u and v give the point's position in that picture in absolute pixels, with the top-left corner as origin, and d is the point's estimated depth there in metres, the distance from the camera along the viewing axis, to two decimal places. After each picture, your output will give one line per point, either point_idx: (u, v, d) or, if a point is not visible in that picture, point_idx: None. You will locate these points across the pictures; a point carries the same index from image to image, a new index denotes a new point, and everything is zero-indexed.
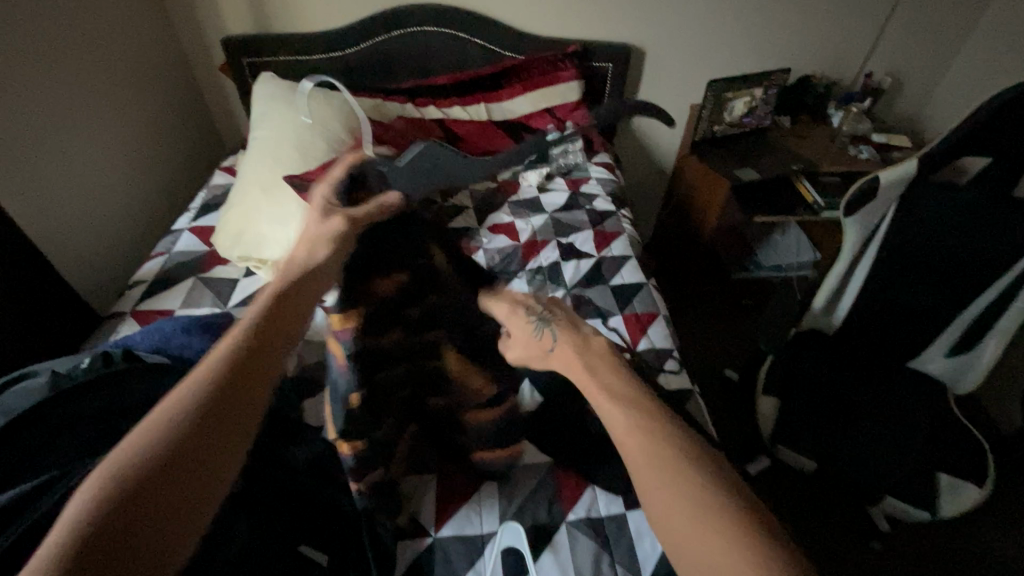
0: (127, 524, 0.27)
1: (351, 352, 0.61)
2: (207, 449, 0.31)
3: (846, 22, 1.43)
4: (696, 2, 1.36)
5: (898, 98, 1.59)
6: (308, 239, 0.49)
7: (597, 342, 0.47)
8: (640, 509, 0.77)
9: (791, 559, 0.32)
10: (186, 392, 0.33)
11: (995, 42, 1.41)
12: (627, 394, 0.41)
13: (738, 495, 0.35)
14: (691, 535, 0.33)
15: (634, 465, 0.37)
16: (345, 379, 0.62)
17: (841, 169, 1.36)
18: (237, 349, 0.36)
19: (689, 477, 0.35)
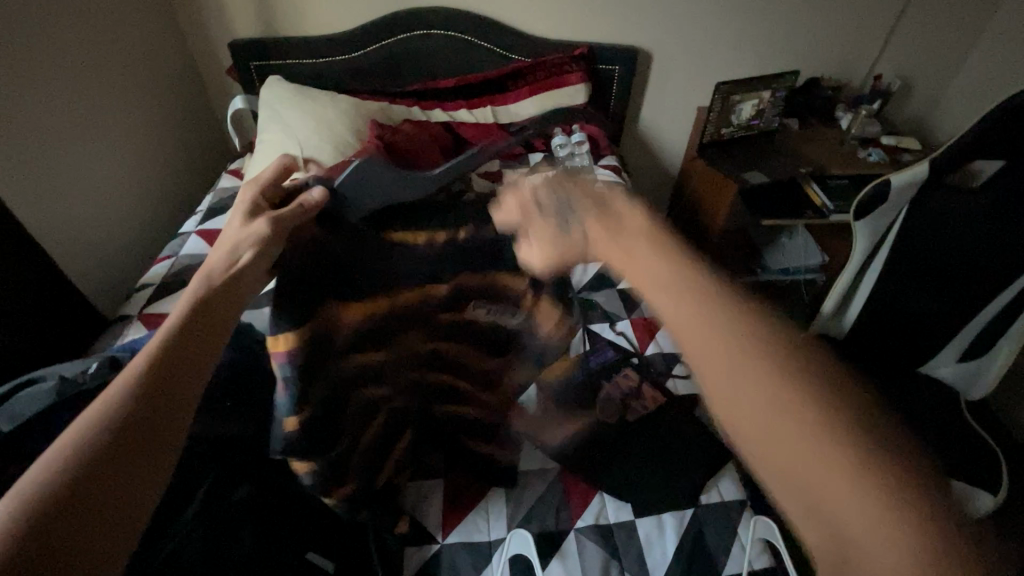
0: (68, 509, 0.29)
1: (290, 375, 0.53)
2: (138, 439, 0.34)
3: (855, 24, 1.42)
4: (703, 4, 1.36)
5: (908, 100, 1.58)
6: (229, 242, 0.48)
7: (638, 224, 0.37)
8: (649, 516, 0.76)
9: (919, 495, 0.25)
10: (113, 394, 0.35)
11: (1006, 44, 1.39)
12: (675, 275, 0.33)
13: (851, 407, 0.27)
14: (774, 436, 0.27)
15: (699, 362, 0.30)
16: (284, 403, 0.54)
17: (850, 172, 1.35)
18: (160, 351, 0.38)
19: (791, 383, 0.28)
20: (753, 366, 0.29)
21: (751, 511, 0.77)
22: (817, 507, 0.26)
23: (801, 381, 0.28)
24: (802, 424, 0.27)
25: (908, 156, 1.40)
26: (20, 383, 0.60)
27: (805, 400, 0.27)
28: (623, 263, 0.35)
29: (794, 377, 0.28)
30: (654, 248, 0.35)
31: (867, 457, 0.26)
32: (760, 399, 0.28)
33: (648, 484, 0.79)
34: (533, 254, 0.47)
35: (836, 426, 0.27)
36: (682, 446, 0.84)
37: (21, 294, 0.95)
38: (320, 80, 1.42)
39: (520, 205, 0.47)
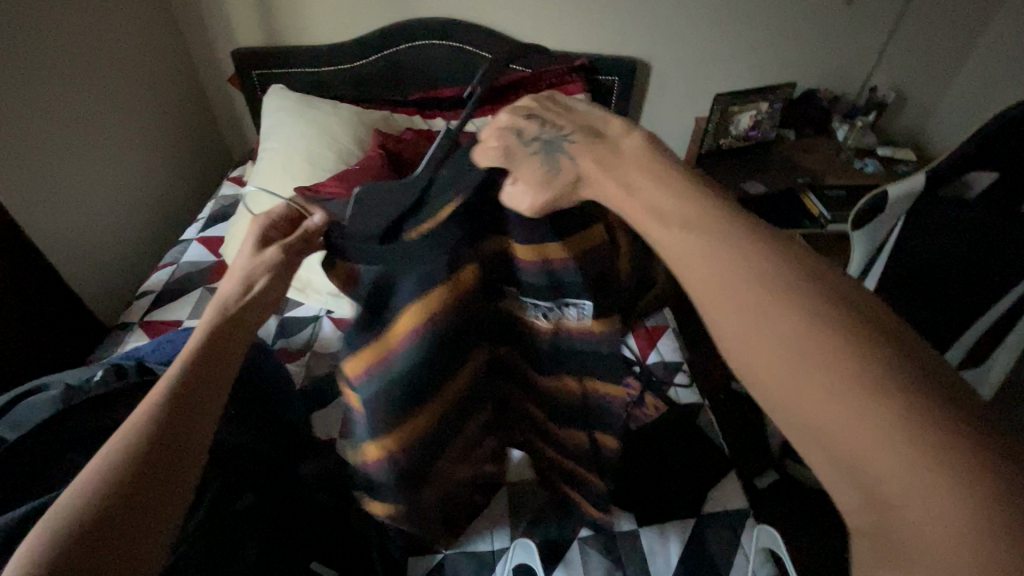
0: (92, 547, 0.30)
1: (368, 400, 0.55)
2: (156, 474, 0.34)
3: (850, 37, 1.44)
4: (701, 17, 1.38)
5: (903, 112, 1.60)
6: (243, 271, 0.48)
7: (629, 146, 0.40)
8: (652, 525, 0.76)
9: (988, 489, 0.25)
10: (131, 430, 0.36)
11: (999, 58, 1.42)
12: (701, 242, 0.33)
13: (951, 425, 0.26)
14: (802, 391, 0.28)
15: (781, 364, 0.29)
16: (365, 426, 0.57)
17: (847, 182, 1.36)
18: (176, 384, 0.39)
19: (874, 396, 0.26)
20: (782, 335, 0.29)
21: (753, 521, 0.76)
22: (858, 469, 0.27)
23: (836, 344, 0.28)
24: (830, 384, 0.27)
25: (904, 166, 1.42)
26: (24, 391, 0.60)
27: (838, 359, 0.27)
28: (643, 220, 0.36)
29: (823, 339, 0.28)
30: (675, 205, 0.35)
31: (902, 410, 0.26)
32: (788, 362, 0.28)
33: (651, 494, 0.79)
34: (522, 198, 0.48)
35: (872, 380, 0.27)
36: (684, 455, 0.84)
37: (22, 301, 0.95)
38: (322, 89, 1.43)
39: (503, 146, 0.48)
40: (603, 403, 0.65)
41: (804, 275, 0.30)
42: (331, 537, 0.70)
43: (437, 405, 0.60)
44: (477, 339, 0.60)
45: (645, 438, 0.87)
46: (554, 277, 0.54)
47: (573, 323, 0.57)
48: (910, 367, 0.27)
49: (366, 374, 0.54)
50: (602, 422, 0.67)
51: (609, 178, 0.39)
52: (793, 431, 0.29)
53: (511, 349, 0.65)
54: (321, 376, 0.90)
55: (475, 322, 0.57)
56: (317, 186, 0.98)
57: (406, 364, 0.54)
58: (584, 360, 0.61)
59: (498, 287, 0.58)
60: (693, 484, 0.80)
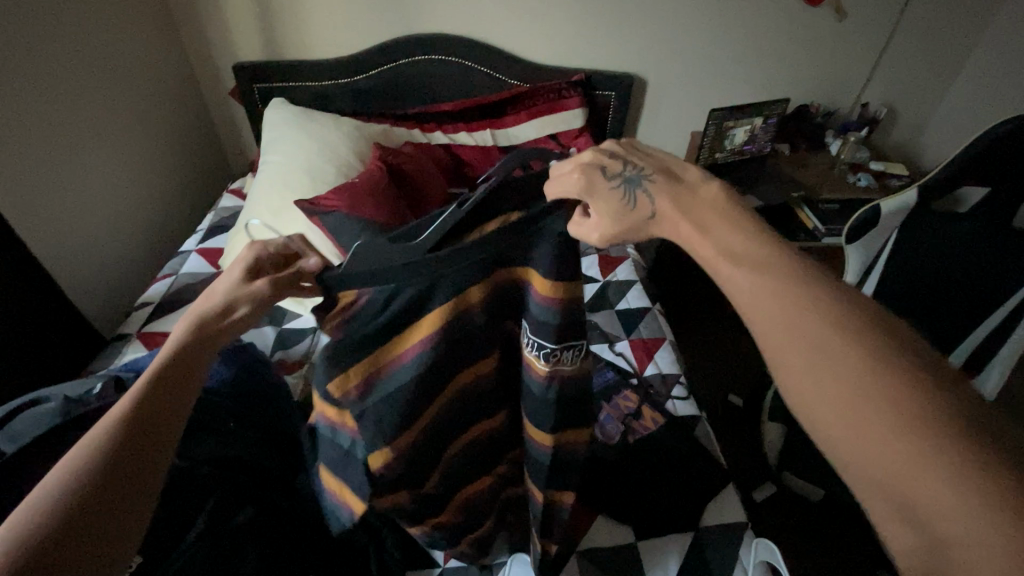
0: (51, 555, 0.31)
1: (356, 415, 0.53)
2: (116, 486, 0.35)
3: (842, 55, 1.47)
4: (697, 35, 1.40)
5: (895, 127, 1.63)
6: (222, 293, 0.49)
7: (707, 189, 0.43)
8: (649, 538, 0.77)
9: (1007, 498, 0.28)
10: (88, 444, 0.36)
11: (988, 75, 1.45)
12: (770, 280, 0.37)
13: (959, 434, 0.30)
14: (846, 421, 0.32)
15: (796, 381, 0.35)
16: (352, 438, 0.54)
17: (841, 196, 1.38)
18: (138, 400, 0.39)
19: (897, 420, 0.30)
20: (837, 366, 0.33)
21: (752, 535, 0.76)
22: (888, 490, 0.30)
23: (888, 375, 0.32)
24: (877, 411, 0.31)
25: (896, 181, 1.44)
26: (24, 402, 0.61)
27: (888, 388, 0.31)
28: (711, 254, 0.40)
29: (878, 368, 0.32)
30: (744, 245, 0.39)
31: (934, 440, 0.29)
32: (846, 391, 0.32)
33: (632, 510, 0.78)
34: (591, 230, 0.48)
35: (922, 407, 0.31)
36: (683, 467, 0.83)
37: (21, 313, 0.95)
38: (321, 102, 1.45)
39: (584, 179, 0.48)
40: (573, 450, 0.64)
41: (831, 301, 0.36)
42: (332, 551, 0.70)
43: (427, 421, 0.58)
44: (480, 356, 0.58)
45: (643, 447, 0.86)
46: (569, 318, 0.54)
47: (568, 366, 0.57)
48: (909, 379, 0.32)
49: (356, 394, 0.52)
50: (572, 469, 0.66)
51: (686, 218, 0.42)
52: (840, 458, 0.33)
53: (515, 370, 0.64)
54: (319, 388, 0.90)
55: (477, 338, 0.56)
56: (318, 199, 0.99)
57: (404, 374, 0.53)
58: (567, 411, 0.60)
59: (511, 310, 0.57)
60: (689, 499, 0.79)
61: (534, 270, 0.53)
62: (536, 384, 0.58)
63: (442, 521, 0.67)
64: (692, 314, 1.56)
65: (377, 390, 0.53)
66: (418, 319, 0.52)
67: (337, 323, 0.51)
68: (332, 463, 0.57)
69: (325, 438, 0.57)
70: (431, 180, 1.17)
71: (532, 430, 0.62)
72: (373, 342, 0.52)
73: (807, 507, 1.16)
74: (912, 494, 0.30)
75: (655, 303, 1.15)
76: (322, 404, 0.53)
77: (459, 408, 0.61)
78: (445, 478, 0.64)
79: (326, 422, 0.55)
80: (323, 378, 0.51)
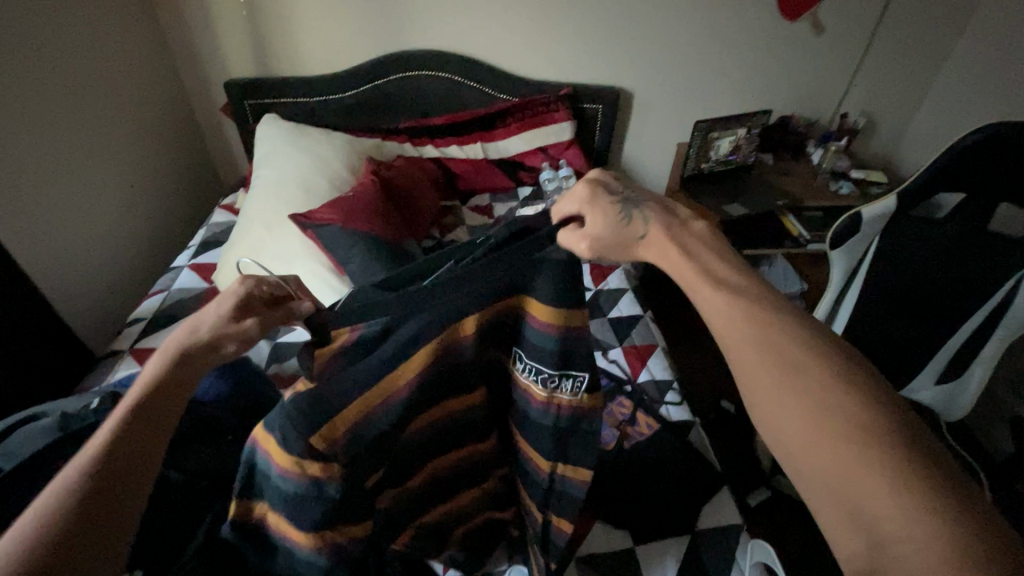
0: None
1: (343, 459, 0.52)
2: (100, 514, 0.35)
3: (821, 67, 1.52)
4: (681, 49, 1.44)
5: (874, 136, 1.68)
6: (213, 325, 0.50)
7: (696, 226, 0.46)
8: (647, 542, 0.77)
9: (951, 514, 0.29)
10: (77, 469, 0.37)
11: (960, 86, 1.51)
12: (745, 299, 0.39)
13: (909, 461, 0.31)
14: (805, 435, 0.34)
15: (756, 395, 0.36)
16: (332, 486, 0.52)
17: (824, 204, 1.41)
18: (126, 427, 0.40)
19: (848, 441, 0.32)
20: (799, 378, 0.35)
21: (746, 536, 0.77)
22: (851, 494, 0.31)
23: (845, 392, 0.34)
24: (830, 422, 0.33)
25: (877, 188, 1.48)
26: (23, 419, 0.61)
27: (845, 401, 0.34)
28: (692, 276, 0.42)
29: (835, 384, 0.34)
30: (725, 272, 0.42)
31: (886, 459, 0.31)
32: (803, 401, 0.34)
33: (625, 525, 0.79)
34: (580, 240, 0.49)
35: (870, 422, 0.33)
36: (676, 474, 0.84)
37: (10, 334, 0.95)
38: (313, 117, 1.46)
39: (589, 194, 0.50)
40: (567, 483, 0.63)
41: (801, 326, 0.38)
42: None
43: (404, 444, 0.58)
44: (466, 387, 0.58)
45: (638, 452, 0.87)
46: (568, 347, 0.55)
47: (566, 396, 0.57)
48: (872, 413, 0.33)
49: (345, 439, 0.51)
50: (571, 500, 0.64)
51: (674, 245, 0.45)
52: (800, 472, 0.34)
53: (509, 399, 0.63)
54: None
55: (463, 367, 0.56)
56: (312, 212, 1.00)
57: (391, 412, 0.53)
58: (567, 440, 0.60)
59: (503, 339, 0.58)
60: (683, 507, 0.80)
61: (534, 298, 0.54)
62: (536, 410, 0.59)
63: (425, 533, 0.68)
64: (682, 320, 1.58)
65: (363, 428, 0.52)
66: (408, 356, 0.52)
67: (327, 367, 0.51)
68: (319, 520, 0.52)
69: (300, 500, 0.51)
70: (425, 195, 1.19)
71: (532, 454, 0.63)
72: (361, 381, 0.51)
73: (801, 510, 1.17)
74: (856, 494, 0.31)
75: (646, 310, 1.16)
76: (299, 461, 0.50)
77: (444, 434, 0.61)
78: (429, 494, 0.66)
79: (303, 479, 0.51)
80: (304, 429, 0.49)
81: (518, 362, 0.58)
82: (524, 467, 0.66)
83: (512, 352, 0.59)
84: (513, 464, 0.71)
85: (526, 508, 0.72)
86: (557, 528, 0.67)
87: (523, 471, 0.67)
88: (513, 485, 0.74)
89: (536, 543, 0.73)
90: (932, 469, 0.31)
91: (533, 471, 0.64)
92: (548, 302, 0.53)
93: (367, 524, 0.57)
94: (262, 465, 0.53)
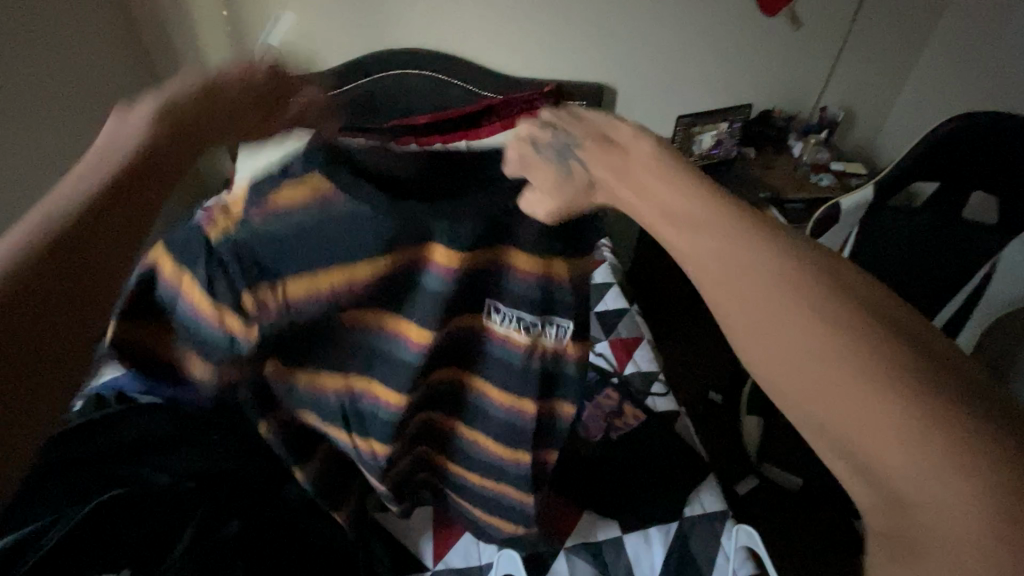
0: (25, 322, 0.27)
1: (261, 326, 0.51)
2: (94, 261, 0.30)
3: (801, 61, 1.54)
4: (662, 45, 1.46)
5: (853, 129, 1.71)
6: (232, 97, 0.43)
7: (638, 149, 0.41)
8: (636, 530, 0.78)
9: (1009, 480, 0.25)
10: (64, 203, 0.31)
11: (936, 79, 1.54)
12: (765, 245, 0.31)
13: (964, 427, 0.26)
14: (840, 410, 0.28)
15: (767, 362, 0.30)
16: (241, 339, 0.51)
17: (805, 196, 1.44)
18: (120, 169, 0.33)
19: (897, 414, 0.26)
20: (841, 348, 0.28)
21: (732, 521, 0.79)
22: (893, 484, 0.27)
23: (866, 348, 0.27)
24: (882, 403, 0.26)
25: (857, 180, 1.51)
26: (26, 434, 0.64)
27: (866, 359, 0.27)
28: (656, 220, 0.37)
29: (885, 350, 0.27)
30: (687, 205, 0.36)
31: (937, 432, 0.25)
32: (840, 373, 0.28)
33: (613, 506, 0.80)
34: (537, 205, 0.48)
35: (918, 382, 0.26)
36: (661, 459, 0.86)
37: None
38: None
39: (518, 154, 0.48)
40: (555, 420, 0.66)
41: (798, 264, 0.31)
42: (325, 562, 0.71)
43: (329, 335, 0.57)
44: (411, 319, 0.54)
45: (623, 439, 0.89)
46: (547, 294, 0.55)
47: (550, 341, 0.58)
48: (908, 368, 0.27)
49: (277, 307, 0.52)
50: (556, 435, 0.67)
51: (626, 186, 0.40)
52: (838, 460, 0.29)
53: (445, 351, 0.59)
54: None
55: (423, 297, 0.53)
56: None
57: (335, 303, 0.53)
58: (553, 381, 0.62)
59: (475, 293, 0.55)
60: (666, 490, 0.82)
61: (521, 253, 0.53)
62: (514, 355, 0.58)
63: (302, 439, 0.67)
64: (669, 312, 1.60)
65: (296, 310, 0.52)
66: (349, 259, 0.50)
67: (281, 209, 0.48)
68: (217, 360, 0.53)
69: (204, 339, 0.52)
70: None
71: (510, 405, 0.62)
72: (308, 263, 0.50)
73: (788, 497, 1.19)
74: (883, 476, 0.27)
75: (632, 302, 1.17)
76: (221, 308, 0.50)
77: (374, 364, 0.58)
78: (351, 417, 0.63)
79: (220, 329, 0.51)
80: (239, 285, 0.49)
81: (507, 319, 0.56)
82: (485, 419, 0.65)
83: (486, 303, 0.56)
84: (452, 426, 0.69)
85: (491, 483, 0.70)
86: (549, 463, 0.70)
87: (503, 431, 0.64)
88: (458, 455, 0.71)
89: (470, 491, 0.74)
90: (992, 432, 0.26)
91: (509, 425, 0.63)
92: (541, 266, 0.53)
93: (279, 376, 0.60)
94: (174, 301, 0.53)
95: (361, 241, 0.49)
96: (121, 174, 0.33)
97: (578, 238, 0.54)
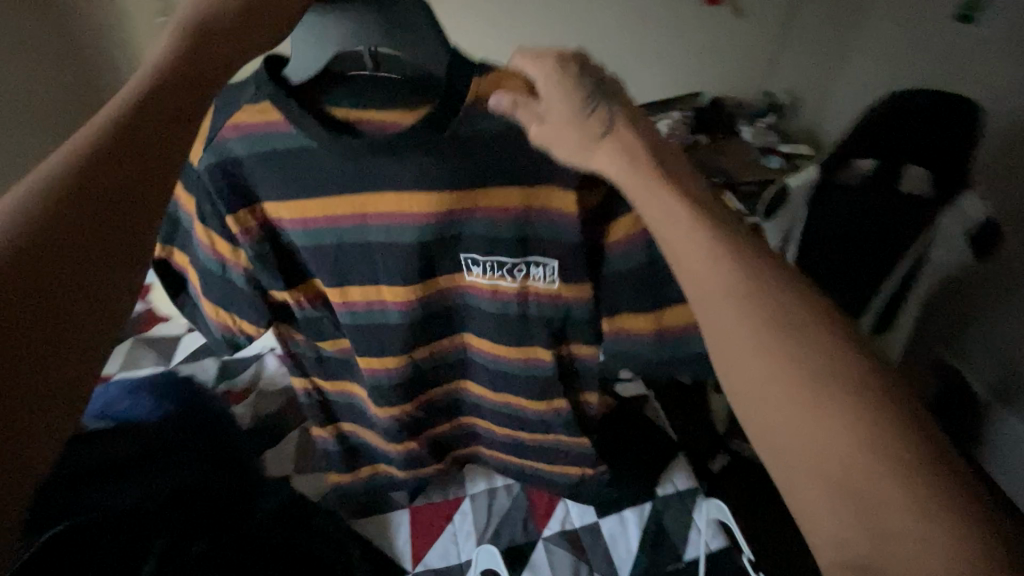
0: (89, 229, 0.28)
1: (250, 254, 0.58)
2: (140, 174, 0.31)
3: (745, 48, 1.59)
4: (612, 36, 1.48)
5: (798, 112, 1.77)
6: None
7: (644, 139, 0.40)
8: (612, 514, 0.80)
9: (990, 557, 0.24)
10: (104, 118, 0.31)
11: (870, 61, 1.61)
12: (710, 246, 0.33)
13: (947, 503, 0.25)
14: (816, 474, 0.27)
15: (746, 405, 0.30)
16: (237, 273, 0.60)
17: (756, 179, 1.49)
18: (152, 86, 0.33)
19: (873, 478, 0.26)
20: (774, 349, 0.29)
21: (702, 497, 0.81)
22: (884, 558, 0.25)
23: (835, 407, 0.27)
24: (858, 470, 0.26)
25: (804, 161, 1.57)
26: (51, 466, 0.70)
27: (834, 415, 0.27)
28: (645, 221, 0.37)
29: (855, 410, 0.27)
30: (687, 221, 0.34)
31: (908, 504, 0.25)
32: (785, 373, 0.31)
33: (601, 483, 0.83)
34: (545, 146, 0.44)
35: (894, 449, 0.26)
36: (644, 443, 0.87)
37: None
38: None
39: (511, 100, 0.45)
40: (577, 362, 0.64)
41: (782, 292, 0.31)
42: None
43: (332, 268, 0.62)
44: (381, 275, 0.58)
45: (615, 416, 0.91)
46: (517, 233, 0.54)
47: (540, 282, 0.57)
48: (879, 433, 0.26)
49: (255, 230, 0.57)
50: (584, 375, 0.66)
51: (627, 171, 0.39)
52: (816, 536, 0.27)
53: (434, 315, 0.62)
54: (272, 413, 0.92)
55: (399, 245, 0.55)
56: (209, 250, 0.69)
57: (315, 235, 0.56)
58: (560, 325, 0.60)
59: (442, 249, 0.56)
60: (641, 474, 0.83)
61: (483, 186, 0.52)
62: (485, 301, 0.60)
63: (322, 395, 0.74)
64: None
65: (276, 227, 0.58)
66: (321, 197, 0.54)
67: (258, 128, 0.52)
68: (222, 289, 0.62)
69: (213, 274, 0.61)
70: None
71: (523, 356, 0.63)
72: (287, 188, 0.54)
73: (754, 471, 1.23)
74: (883, 556, 0.25)
75: None
76: (218, 237, 0.58)
77: (361, 328, 0.62)
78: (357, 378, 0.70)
79: (214, 255, 0.60)
80: (220, 208, 0.56)
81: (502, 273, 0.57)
82: (504, 376, 0.66)
83: (459, 258, 0.57)
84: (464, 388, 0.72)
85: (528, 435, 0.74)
86: (588, 405, 0.70)
87: (521, 381, 0.66)
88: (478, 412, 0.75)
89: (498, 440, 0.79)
90: (968, 511, 0.25)
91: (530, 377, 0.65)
92: (503, 214, 0.53)
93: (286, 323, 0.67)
94: (184, 227, 0.61)
95: (325, 164, 0.52)
96: (157, 87, 0.33)
97: (546, 178, 0.51)
